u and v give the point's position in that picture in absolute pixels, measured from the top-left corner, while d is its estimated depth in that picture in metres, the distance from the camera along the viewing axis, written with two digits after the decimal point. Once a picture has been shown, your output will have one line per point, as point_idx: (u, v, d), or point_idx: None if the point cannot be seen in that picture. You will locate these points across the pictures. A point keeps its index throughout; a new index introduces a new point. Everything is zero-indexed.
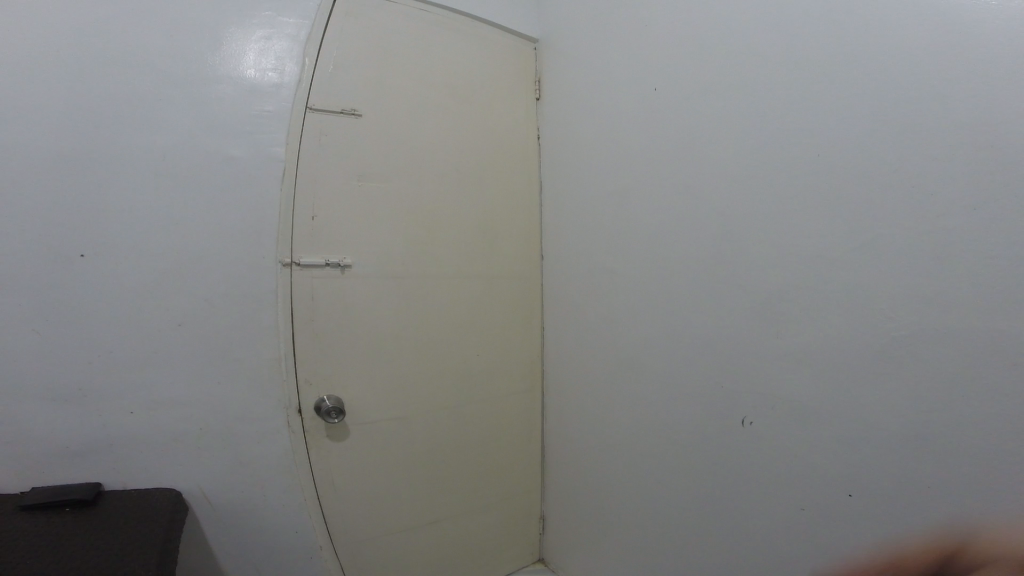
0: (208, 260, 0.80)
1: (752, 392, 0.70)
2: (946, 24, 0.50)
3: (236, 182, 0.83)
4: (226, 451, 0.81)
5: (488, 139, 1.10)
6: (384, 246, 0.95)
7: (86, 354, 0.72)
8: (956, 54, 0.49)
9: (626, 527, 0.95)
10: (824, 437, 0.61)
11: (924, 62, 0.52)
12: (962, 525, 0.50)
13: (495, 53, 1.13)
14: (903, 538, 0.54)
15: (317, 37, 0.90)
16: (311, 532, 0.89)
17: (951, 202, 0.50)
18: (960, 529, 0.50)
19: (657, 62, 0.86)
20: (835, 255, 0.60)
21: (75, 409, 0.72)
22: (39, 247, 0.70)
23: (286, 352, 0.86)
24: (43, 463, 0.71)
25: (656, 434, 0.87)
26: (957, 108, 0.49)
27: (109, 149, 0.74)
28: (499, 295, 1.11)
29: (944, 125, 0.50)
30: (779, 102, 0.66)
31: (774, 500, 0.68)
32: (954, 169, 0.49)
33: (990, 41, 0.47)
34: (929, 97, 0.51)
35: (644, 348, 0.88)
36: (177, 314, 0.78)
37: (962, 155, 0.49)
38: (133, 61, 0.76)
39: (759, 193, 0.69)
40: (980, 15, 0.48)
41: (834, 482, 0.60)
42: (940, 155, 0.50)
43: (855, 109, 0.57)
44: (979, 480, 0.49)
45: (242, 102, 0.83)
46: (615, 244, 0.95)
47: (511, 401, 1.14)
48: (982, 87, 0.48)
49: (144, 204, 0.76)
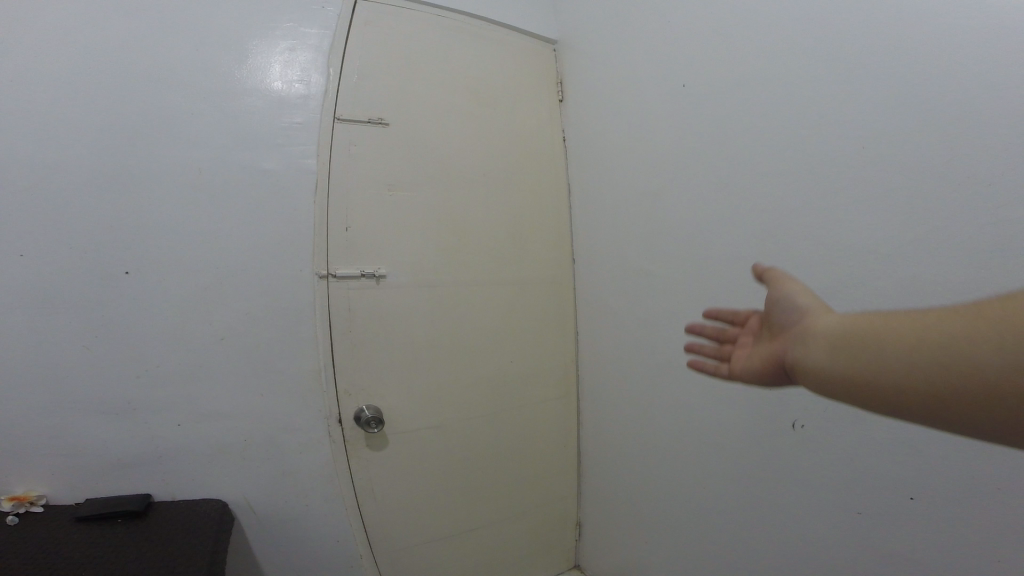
0: (246, 273, 0.81)
1: (798, 394, 0.66)
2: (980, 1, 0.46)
3: (271, 195, 0.84)
4: (269, 463, 0.82)
5: (512, 141, 1.09)
6: (415, 253, 0.95)
7: (135, 368, 0.74)
8: (998, 28, 0.45)
9: (665, 533, 0.92)
10: (882, 440, 0.56)
11: (967, 40, 0.48)
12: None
13: (516, 55, 1.12)
14: (962, 555, 0.50)
15: (340, 47, 0.91)
16: (351, 540, 0.89)
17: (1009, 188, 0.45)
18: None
19: (683, 56, 0.83)
20: (888, 248, 0.55)
21: (125, 423, 0.74)
22: (88, 265, 0.72)
23: (326, 363, 0.86)
24: (97, 476, 0.73)
25: (696, 439, 0.84)
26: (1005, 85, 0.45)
27: (147, 167, 0.76)
28: (530, 300, 1.10)
29: (996, 101, 0.46)
30: (814, 89, 0.62)
31: (826, 504, 0.63)
32: (1007, 152, 0.45)
33: None
34: (983, 73, 0.46)
35: (682, 351, 0.86)
36: (220, 328, 0.79)
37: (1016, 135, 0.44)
38: (166, 79, 0.78)
39: (797, 186, 0.65)
40: None
41: (892, 483, 0.55)
42: (990, 139, 0.46)
43: (901, 89, 0.53)
44: None
45: (273, 115, 0.84)
46: (649, 244, 0.93)
47: (546, 406, 1.13)
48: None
49: (182, 220, 0.77)
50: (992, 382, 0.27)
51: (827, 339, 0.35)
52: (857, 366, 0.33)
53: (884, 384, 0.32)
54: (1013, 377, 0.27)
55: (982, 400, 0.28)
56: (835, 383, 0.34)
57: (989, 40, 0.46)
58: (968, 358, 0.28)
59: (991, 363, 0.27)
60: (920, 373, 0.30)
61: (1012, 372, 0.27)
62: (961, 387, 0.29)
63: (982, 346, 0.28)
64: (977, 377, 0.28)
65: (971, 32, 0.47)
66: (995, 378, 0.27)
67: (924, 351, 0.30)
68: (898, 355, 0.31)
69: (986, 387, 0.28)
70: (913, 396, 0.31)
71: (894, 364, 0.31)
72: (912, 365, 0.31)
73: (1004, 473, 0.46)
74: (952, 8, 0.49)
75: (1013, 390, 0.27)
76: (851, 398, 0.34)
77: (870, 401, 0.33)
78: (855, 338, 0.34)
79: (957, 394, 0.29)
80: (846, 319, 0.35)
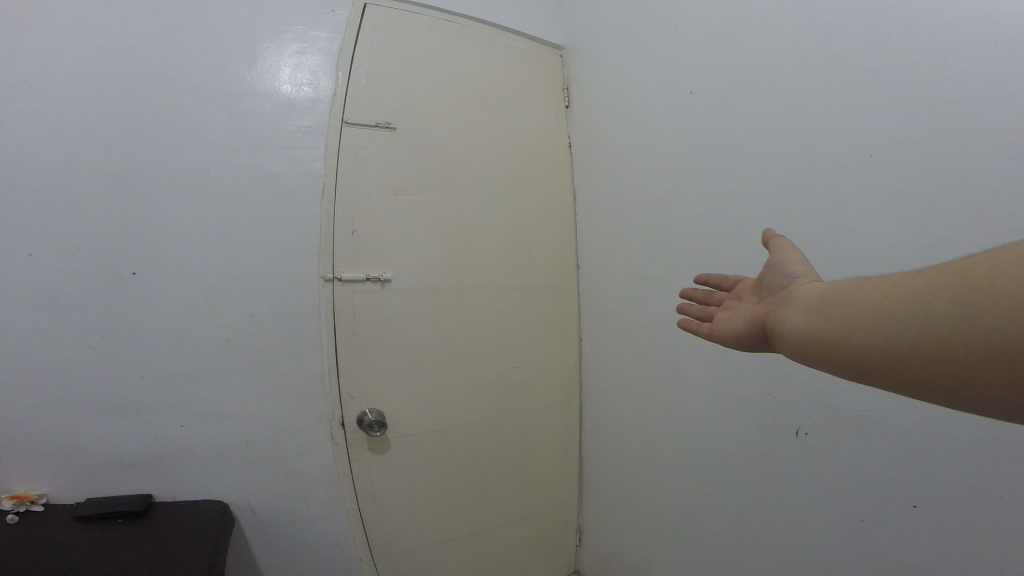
0: (251, 275, 0.81)
1: (803, 403, 0.65)
2: (988, 13, 0.46)
3: (277, 197, 0.84)
4: (271, 465, 0.82)
5: (518, 146, 1.09)
6: (420, 257, 0.95)
7: (139, 368, 0.75)
8: (1006, 41, 0.45)
9: (666, 541, 0.92)
10: (886, 450, 0.56)
11: (973, 52, 0.47)
12: None
13: (523, 60, 1.12)
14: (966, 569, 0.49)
15: (349, 51, 0.91)
16: (351, 544, 0.89)
17: (1015, 201, 0.45)
18: None
19: (690, 64, 0.84)
20: (894, 259, 0.55)
21: (128, 423, 0.74)
22: (95, 265, 0.72)
23: (329, 365, 0.86)
24: (99, 476, 0.73)
25: (699, 447, 0.84)
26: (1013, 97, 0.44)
27: (156, 168, 0.76)
28: (534, 305, 1.10)
29: (1000, 112, 0.46)
30: (822, 100, 0.62)
31: (830, 515, 0.62)
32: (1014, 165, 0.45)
33: None
34: (990, 85, 0.46)
35: (686, 358, 0.86)
36: (224, 329, 0.79)
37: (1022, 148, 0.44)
38: (176, 81, 0.78)
39: (804, 196, 0.65)
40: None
41: (895, 492, 0.55)
42: (996, 151, 0.46)
43: (909, 101, 0.53)
44: None
45: (281, 117, 0.85)
46: (653, 251, 0.93)
47: (548, 412, 1.13)
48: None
49: (188, 221, 0.78)
50: (947, 336, 0.27)
51: (804, 301, 0.36)
52: (824, 325, 0.33)
53: (845, 342, 0.32)
54: (966, 331, 0.26)
55: (937, 355, 0.28)
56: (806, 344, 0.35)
57: (994, 51, 0.46)
58: (925, 315, 0.28)
59: (947, 316, 0.27)
60: (881, 330, 0.30)
61: (965, 325, 0.27)
62: (917, 342, 0.29)
63: (942, 303, 0.28)
64: (935, 332, 0.28)
65: (977, 43, 0.47)
66: (949, 331, 0.27)
67: (888, 309, 0.31)
68: (863, 313, 0.32)
69: (941, 342, 0.28)
70: (874, 351, 0.31)
71: (858, 322, 0.32)
72: (874, 322, 0.31)
73: (1008, 483, 0.46)
74: (957, 19, 0.49)
75: (966, 343, 0.26)
76: (819, 359, 0.34)
77: (834, 360, 0.33)
78: (826, 298, 0.34)
79: (914, 351, 0.29)
80: (830, 285, 0.36)
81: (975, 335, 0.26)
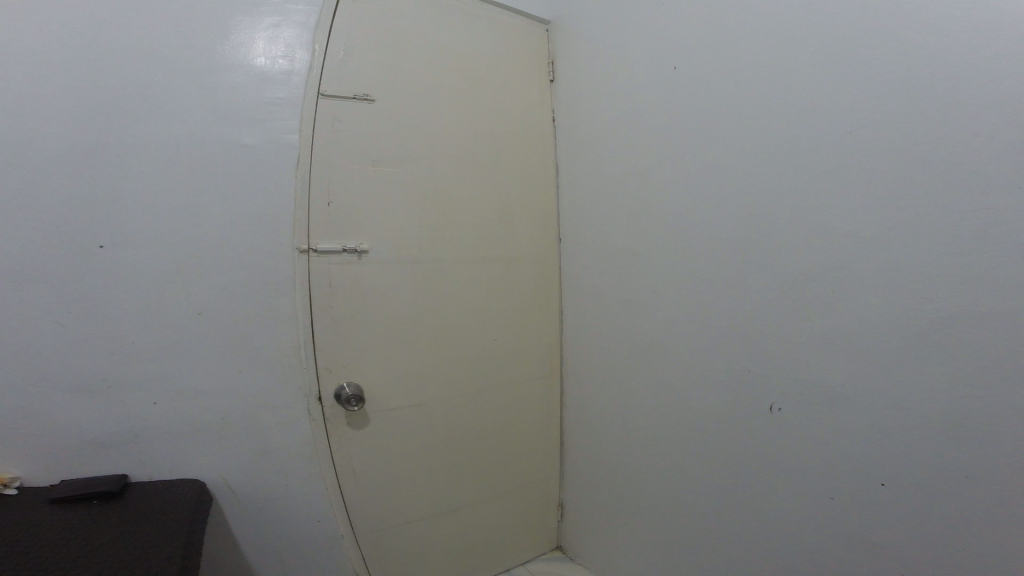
0: (225, 249, 0.80)
1: (780, 377, 0.68)
2: None
3: (252, 171, 0.82)
4: (248, 442, 0.81)
5: (502, 123, 1.08)
6: (399, 232, 0.94)
7: (110, 345, 0.73)
8: (998, 22, 0.47)
9: (646, 513, 0.94)
10: (860, 424, 0.59)
11: (967, 30, 0.49)
12: (1000, 514, 0.49)
13: (507, 35, 1.10)
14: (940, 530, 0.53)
15: (327, 23, 0.89)
16: (332, 520, 0.89)
17: (998, 181, 0.47)
18: (998, 519, 0.49)
19: (676, 38, 0.83)
20: (870, 232, 0.57)
21: (99, 401, 0.73)
22: (61, 239, 0.70)
23: (305, 340, 0.85)
24: (71, 456, 0.72)
25: (679, 420, 0.85)
26: (1005, 80, 0.46)
27: (123, 141, 0.74)
28: (515, 283, 1.10)
29: (986, 91, 0.48)
30: (804, 75, 0.63)
31: (806, 483, 0.65)
32: (996, 146, 0.47)
33: None
34: (976, 66, 0.48)
35: (666, 333, 0.87)
36: (197, 304, 0.78)
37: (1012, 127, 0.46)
38: (144, 52, 0.75)
39: (781, 170, 0.66)
40: None
41: (867, 470, 0.58)
42: (982, 130, 0.48)
43: (892, 76, 0.54)
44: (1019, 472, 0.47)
45: (255, 90, 0.83)
46: (635, 227, 0.93)
47: (530, 390, 1.13)
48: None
49: (160, 196, 0.76)
50: None
51: None
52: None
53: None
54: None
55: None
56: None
57: (988, 31, 0.48)
58: None
59: None
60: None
61: None
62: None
63: None
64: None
65: (970, 22, 0.49)
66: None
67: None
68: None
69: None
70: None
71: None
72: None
73: (982, 441, 0.49)
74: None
75: None
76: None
77: None
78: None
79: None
80: None
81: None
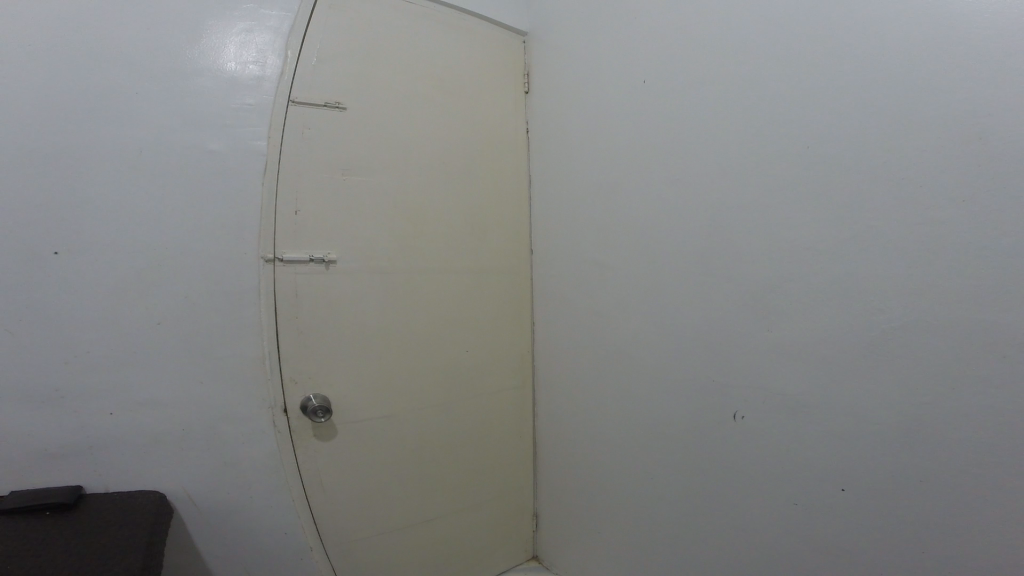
0: (187, 256, 0.78)
1: (743, 386, 0.70)
2: (928, 24, 0.51)
3: (218, 177, 0.81)
4: (210, 453, 0.80)
5: (477, 132, 1.09)
6: (369, 241, 0.94)
7: (63, 354, 0.70)
8: (941, 51, 0.50)
9: (617, 519, 0.95)
10: (817, 432, 0.61)
11: (915, 57, 0.52)
12: (948, 517, 0.51)
13: (484, 46, 1.11)
14: (894, 534, 0.55)
15: (301, 29, 0.88)
16: (300, 533, 0.88)
17: (943, 198, 0.50)
18: (946, 522, 0.51)
19: (646, 55, 0.85)
20: (826, 247, 0.59)
21: (51, 413, 0.70)
22: (13, 244, 0.67)
23: (270, 350, 0.84)
24: (19, 471, 0.68)
25: (648, 428, 0.86)
26: (949, 105, 0.49)
27: (82, 145, 0.71)
28: (488, 291, 1.10)
29: (933, 111, 0.50)
30: (767, 97, 0.65)
31: (769, 490, 0.67)
32: (942, 164, 0.50)
33: (978, 40, 0.48)
34: (921, 91, 0.51)
35: (636, 343, 0.88)
36: (157, 312, 0.76)
37: (955, 147, 0.49)
38: (106, 54, 0.73)
39: (746, 187, 0.68)
40: (961, 18, 0.49)
41: (826, 476, 0.60)
42: (929, 150, 0.51)
43: (847, 98, 0.57)
44: (965, 476, 0.50)
45: (224, 95, 0.81)
46: (605, 237, 0.94)
47: (502, 398, 1.14)
48: (969, 86, 0.48)
49: (120, 201, 0.74)
50: None
51: None
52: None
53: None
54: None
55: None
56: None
57: (934, 55, 0.50)
58: None
59: None
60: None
61: None
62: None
63: None
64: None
65: (918, 48, 0.51)
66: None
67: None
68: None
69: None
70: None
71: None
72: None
73: (930, 446, 0.52)
74: (901, 24, 0.52)
75: None
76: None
77: None
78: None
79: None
80: None
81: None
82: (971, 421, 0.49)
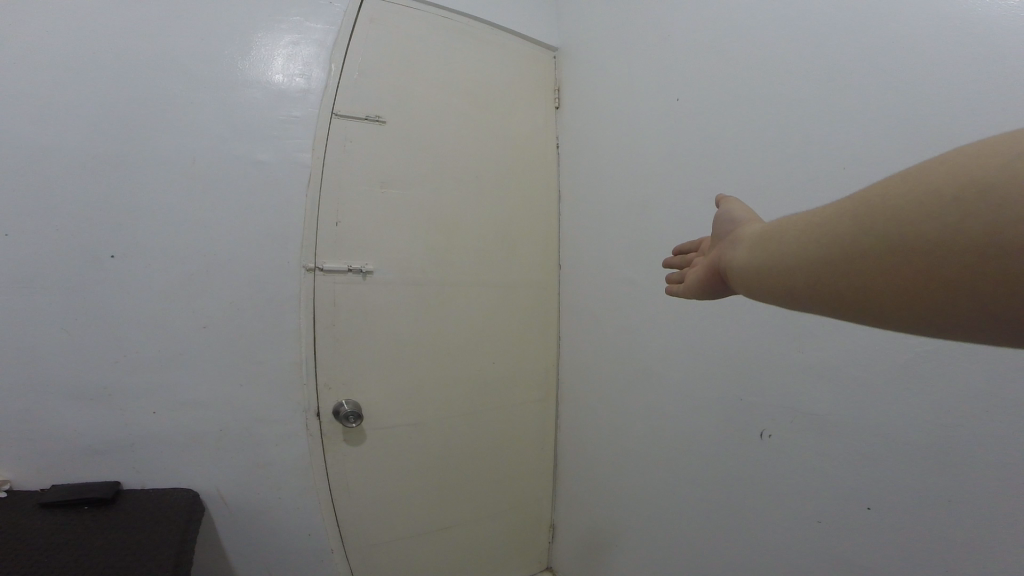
0: (232, 262, 0.81)
1: (771, 405, 0.69)
2: (965, 39, 0.49)
3: (261, 185, 0.84)
4: (243, 453, 0.82)
5: (508, 146, 1.10)
6: (404, 252, 0.96)
7: (114, 353, 0.73)
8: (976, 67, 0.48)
9: (636, 534, 0.95)
10: (845, 450, 0.60)
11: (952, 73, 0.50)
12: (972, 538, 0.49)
13: (516, 61, 1.14)
14: (918, 557, 0.53)
15: (344, 43, 0.91)
16: (323, 534, 0.89)
17: None
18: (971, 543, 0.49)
19: (677, 73, 0.86)
20: None
21: (99, 409, 0.73)
22: (74, 247, 0.71)
23: (307, 357, 0.87)
24: (67, 463, 0.71)
25: (671, 444, 0.86)
26: (979, 123, 0.48)
27: (140, 152, 0.75)
28: (515, 303, 1.11)
29: (969, 125, 0.48)
30: (800, 117, 0.66)
31: (791, 509, 0.66)
32: None
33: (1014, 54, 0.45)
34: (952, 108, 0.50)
35: (663, 359, 0.88)
36: (202, 315, 0.79)
37: None
38: (166, 66, 0.77)
39: (776, 205, 0.68)
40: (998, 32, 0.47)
41: (852, 495, 0.59)
42: None
43: (879, 117, 0.56)
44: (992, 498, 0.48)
45: (272, 107, 0.85)
46: (634, 252, 0.95)
47: (526, 409, 1.14)
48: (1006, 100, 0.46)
49: (172, 207, 0.77)
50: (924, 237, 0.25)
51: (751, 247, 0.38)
52: (892, 229, 0.26)
53: (777, 277, 0.34)
54: (1001, 163, 0.22)
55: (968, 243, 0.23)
56: (774, 288, 0.35)
57: (973, 67, 0.49)
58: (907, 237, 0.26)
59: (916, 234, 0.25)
60: (899, 203, 0.26)
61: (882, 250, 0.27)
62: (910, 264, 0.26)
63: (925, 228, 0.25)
64: (965, 169, 0.24)
65: (957, 59, 0.50)
66: (978, 246, 0.22)
67: (897, 212, 0.26)
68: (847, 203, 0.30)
69: (992, 174, 0.23)
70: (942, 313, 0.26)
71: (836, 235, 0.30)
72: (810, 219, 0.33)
73: (959, 469, 0.50)
74: (938, 40, 0.51)
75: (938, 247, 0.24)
76: (846, 314, 0.31)
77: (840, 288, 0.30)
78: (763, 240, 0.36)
79: (951, 278, 0.24)
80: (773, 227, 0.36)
81: (980, 221, 0.22)
82: (1008, 447, 0.47)
